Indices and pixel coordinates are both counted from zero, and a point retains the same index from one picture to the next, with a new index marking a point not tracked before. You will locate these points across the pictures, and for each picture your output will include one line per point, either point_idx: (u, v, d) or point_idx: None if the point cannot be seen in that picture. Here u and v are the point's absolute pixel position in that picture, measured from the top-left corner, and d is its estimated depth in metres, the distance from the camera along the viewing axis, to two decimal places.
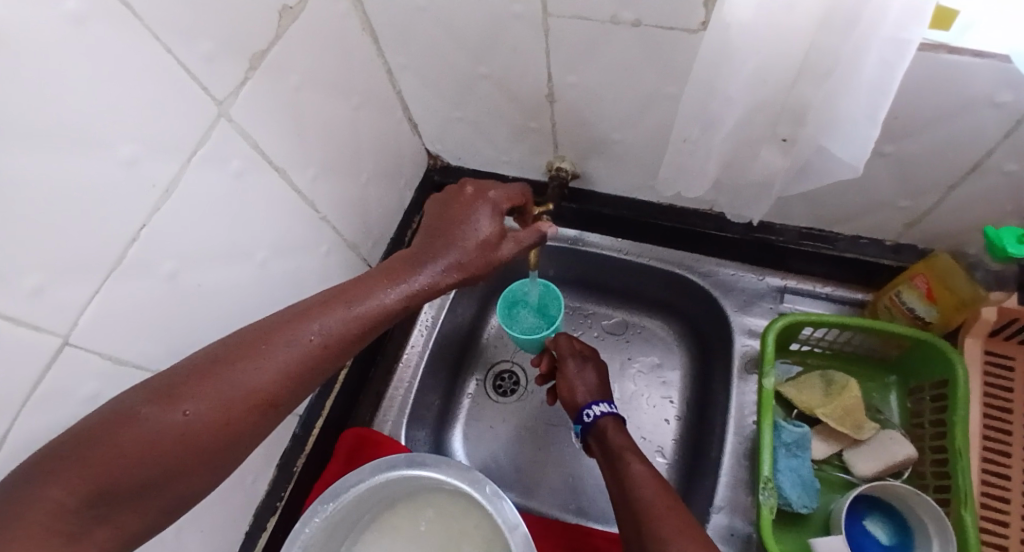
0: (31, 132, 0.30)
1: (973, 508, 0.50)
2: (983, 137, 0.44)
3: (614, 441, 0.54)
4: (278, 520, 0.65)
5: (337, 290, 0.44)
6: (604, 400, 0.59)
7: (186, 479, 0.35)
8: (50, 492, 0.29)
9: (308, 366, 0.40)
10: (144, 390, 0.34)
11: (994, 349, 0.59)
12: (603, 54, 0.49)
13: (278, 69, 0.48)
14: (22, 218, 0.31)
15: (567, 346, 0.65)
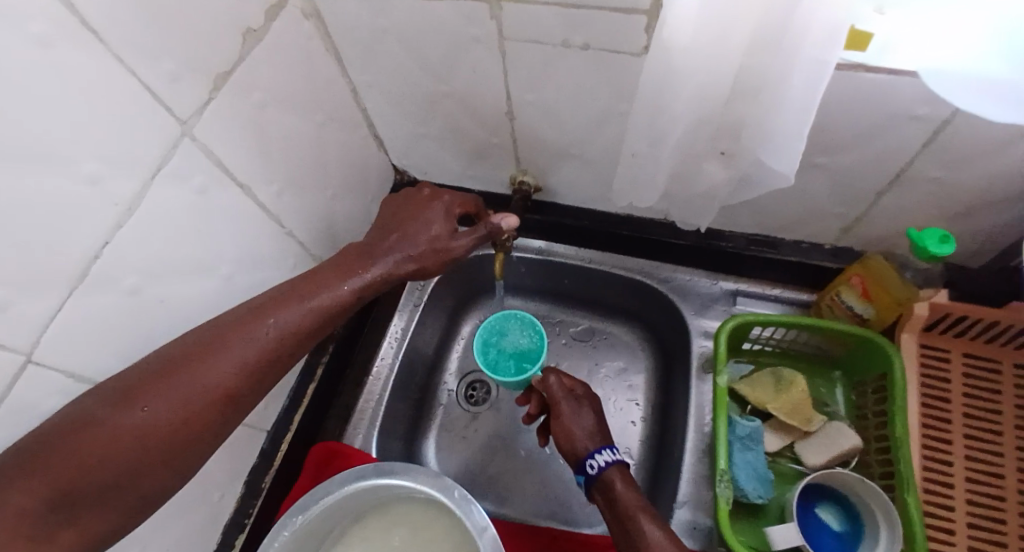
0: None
1: (914, 491, 0.54)
2: (900, 149, 0.49)
3: (625, 500, 0.50)
4: (247, 537, 0.64)
5: (292, 285, 0.47)
6: (608, 446, 0.55)
7: (150, 475, 0.36)
8: (13, 499, 0.29)
9: (267, 359, 0.42)
10: (101, 393, 0.35)
11: (930, 342, 0.64)
12: (556, 74, 0.52)
13: (241, 89, 0.49)
14: None
15: (557, 385, 0.61)
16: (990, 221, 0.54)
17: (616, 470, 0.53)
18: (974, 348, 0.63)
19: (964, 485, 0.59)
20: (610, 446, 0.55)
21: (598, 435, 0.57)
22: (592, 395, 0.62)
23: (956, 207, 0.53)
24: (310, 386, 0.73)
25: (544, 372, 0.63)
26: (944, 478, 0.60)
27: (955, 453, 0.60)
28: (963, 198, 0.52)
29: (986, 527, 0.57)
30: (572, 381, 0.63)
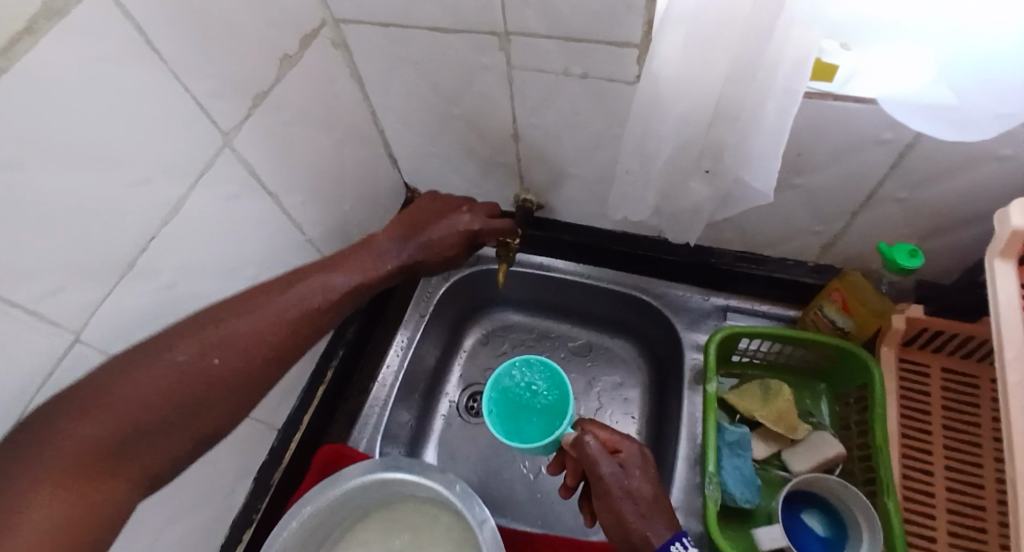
0: (66, 154, 0.35)
1: (895, 495, 0.56)
2: (872, 171, 0.53)
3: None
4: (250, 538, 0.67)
5: (327, 261, 0.55)
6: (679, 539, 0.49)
7: (202, 416, 0.42)
8: (81, 429, 0.35)
9: (306, 323, 0.49)
10: (166, 337, 0.42)
11: (909, 357, 0.67)
12: (557, 99, 0.58)
13: (273, 107, 0.54)
14: (55, 227, 0.35)
15: (597, 451, 0.54)
16: (961, 240, 0.58)
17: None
18: (950, 363, 0.66)
19: (944, 495, 0.61)
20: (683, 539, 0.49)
21: (653, 515, 0.51)
22: (639, 457, 0.55)
23: (927, 225, 0.58)
24: (319, 387, 0.77)
25: (580, 434, 0.55)
26: (925, 487, 0.62)
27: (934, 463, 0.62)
28: (931, 217, 0.56)
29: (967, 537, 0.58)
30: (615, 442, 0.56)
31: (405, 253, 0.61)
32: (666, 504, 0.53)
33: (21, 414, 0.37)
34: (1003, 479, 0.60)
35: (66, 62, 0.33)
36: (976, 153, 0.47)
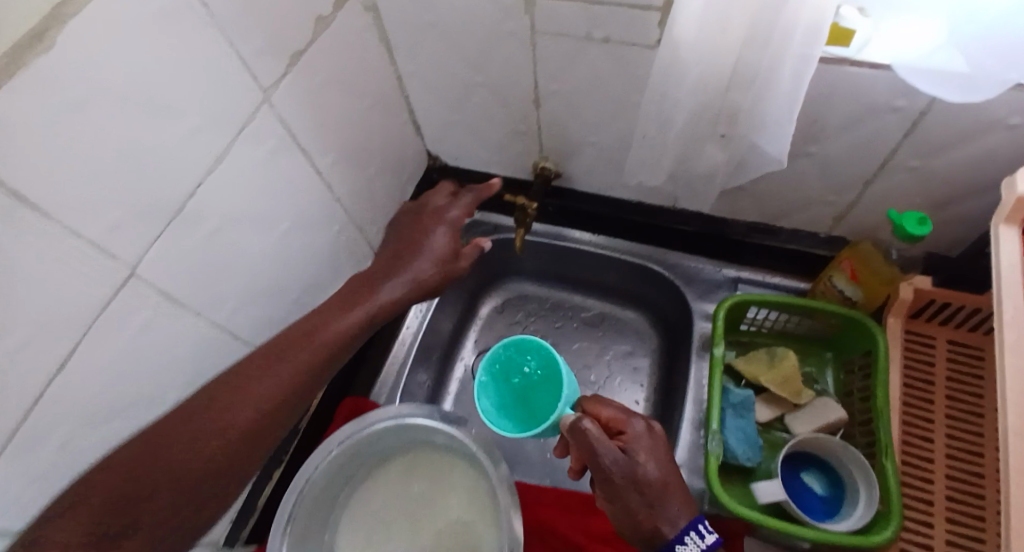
0: (126, 96, 0.37)
1: (893, 456, 0.57)
2: (888, 139, 0.55)
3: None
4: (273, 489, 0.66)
5: (294, 333, 0.50)
6: (696, 528, 0.46)
7: (188, 513, 0.41)
8: (55, 537, 0.34)
9: (274, 410, 0.45)
10: (133, 446, 0.39)
11: (915, 329, 0.68)
12: (579, 65, 0.59)
13: (310, 68, 0.55)
14: (117, 165, 0.37)
15: (599, 439, 0.48)
16: (974, 211, 0.59)
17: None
18: (958, 336, 0.67)
19: (943, 461, 0.61)
20: (701, 524, 0.46)
21: (665, 506, 0.47)
22: (647, 438, 0.51)
23: (940, 195, 0.59)
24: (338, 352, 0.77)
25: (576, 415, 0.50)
26: (925, 453, 0.62)
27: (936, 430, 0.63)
28: (943, 187, 0.57)
29: (966, 503, 0.58)
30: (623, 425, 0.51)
31: (397, 289, 0.58)
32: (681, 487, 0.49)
33: (77, 346, 0.38)
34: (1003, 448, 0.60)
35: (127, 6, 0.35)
36: (990, 119, 0.48)
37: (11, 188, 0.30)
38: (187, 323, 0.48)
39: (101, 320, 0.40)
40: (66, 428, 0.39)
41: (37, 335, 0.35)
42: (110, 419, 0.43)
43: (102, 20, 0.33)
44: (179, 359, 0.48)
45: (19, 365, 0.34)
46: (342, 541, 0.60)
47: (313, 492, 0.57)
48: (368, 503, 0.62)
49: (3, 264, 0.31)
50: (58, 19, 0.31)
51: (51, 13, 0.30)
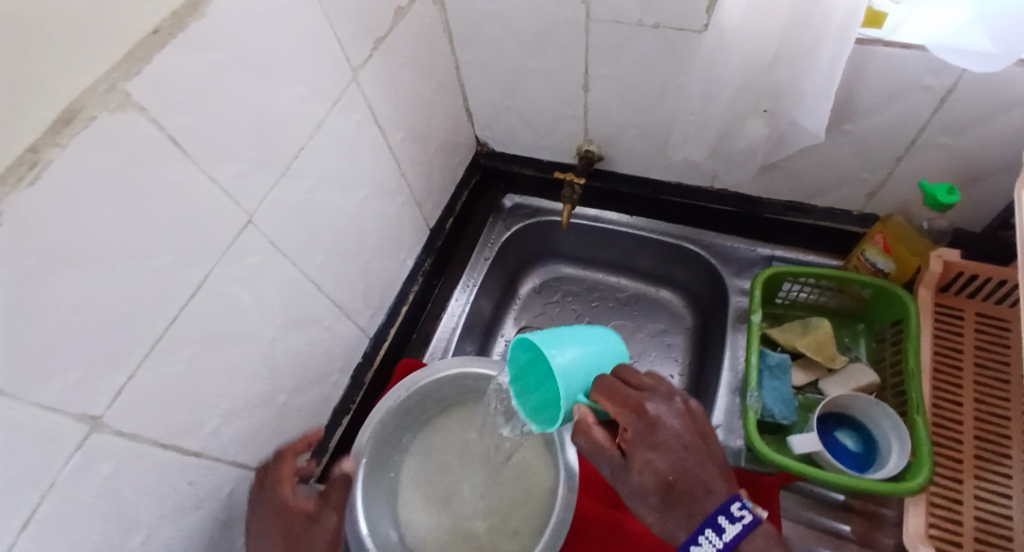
0: (255, 63, 0.44)
1: (924, 413, 0.61)
2: (918, 116, 0.59)
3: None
4: (344, 432, 0.70)
5: None
6: (714, 525, 0.40)
7: None
8: None
9: None
10: None
11: (945, 302, 0.70)
12: (629, 51, 0.65)
13: (390, 53, 0.62)
14: (244, 122, 0.44)
15: (597, 446, 0.44)
16: (1002, 186, 0.62)
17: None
18: (985, 310, 0.69)
19: (972, 421, 0.62)
20: (722, 515, 0.40)
21: (671, 508, 0.41)
22: (660, 427, 0.43)
23: (969, 171, 0.63)
24: (404, 305, 0.80)
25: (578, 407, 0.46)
26: (954, 416, 0.63)
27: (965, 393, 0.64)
28: (971, 162, 0.61)
29: (994, 460, 0.60)
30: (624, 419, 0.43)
31: None
32: (704, 476, 0.42)
33: (208, 276, 0.45)
34: None
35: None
36: (1015, 96, 0.53)
37: (167, 132, 0.38)
38: (287, 271, 0.54)
39: (228, 253, 0.46)
40: (195, 345, 0.45)
41: (181, 260, 0.42)
42: (228, 347, 0.49)
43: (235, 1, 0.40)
44: (280, 303, 0.55)
45: (168, 281, 0.41)
46: (405, 480, 0.64)
47: (381, 431, 0.62)
48: (427, 445, 0.66)
49: (160, 194, 0.39)
50: None
51: None
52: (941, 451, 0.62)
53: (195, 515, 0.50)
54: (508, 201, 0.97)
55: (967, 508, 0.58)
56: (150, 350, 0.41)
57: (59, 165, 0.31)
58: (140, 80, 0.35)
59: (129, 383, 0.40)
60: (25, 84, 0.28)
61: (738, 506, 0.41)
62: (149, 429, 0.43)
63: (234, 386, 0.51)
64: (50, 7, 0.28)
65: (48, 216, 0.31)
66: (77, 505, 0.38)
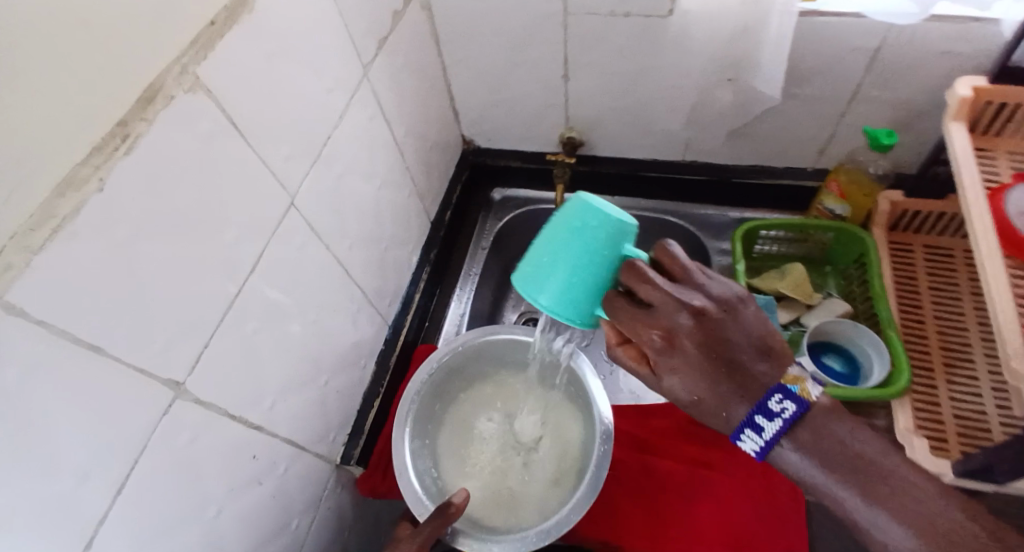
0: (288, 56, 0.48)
1: (896, 328, 0.69)
2: (855, 75, 0.69)
3: (815, 477, 0.38)
4: (374, 414, 0.74)
5: None
6: (752, 425, 0.39)
7: None
8: None
9: None
10: None
11: (897, 239, 0.79)
12: (604, 39, 0.73)
13: (391, 52, 0.68)
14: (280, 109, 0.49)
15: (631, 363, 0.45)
16: (928, 128, 0.73)
17: (783, 438, 0.39)
18: (931, 239, 0.78)
19: (936, 335, 0.71)
20: (759, 415, 0.39)
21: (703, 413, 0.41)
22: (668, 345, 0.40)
23: (902, 119, 0.73)
24: (416, 295, 0.85)
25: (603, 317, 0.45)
26: (921, 333, 0.72)
27: (926, 311, 0.73)
28: (901, 111, 0.72)
29: (960, 365, 0.68)
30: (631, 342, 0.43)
31: None
32: (730, 382, 0.40)
33: (262, 254, 0.48)
34: (983, 320, 0.71)
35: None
36: (930, 47, 0.63)
37: (227, 112, 0.42)
38: (321, 253, 0.58)
39: (276, 233, 0.50)
40: (252, 320, 0.48)
41: (240, 235, 0.45)
42: (276, 324, 0.52)
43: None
44: (316, 283, 0.58)
45: (230, 254, 0.44)
46: (442, 450, 0.67)
47: (420, 402, 0.65)
48: (460, 414, 0.70)
49: (223, 170, 0.43)
50: None
51: None
52: (916, 362, 0.70)
53: (258, 489, 0.52)
54: (497, 194, 1.03)
55: (945, 407, 0.65)
56: (221, 320, 0.44)
57: (147, 138, 0.35)
58: (208, 64, 0.40)
59: (204, 351, 0.43)
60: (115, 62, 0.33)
61: (774, 399, 0.39)
62: (220, 400, 0.46)
63: (282, 363, 0.54)
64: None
65: (139, 184, 0.35)
66: (164, 471, 0.40)
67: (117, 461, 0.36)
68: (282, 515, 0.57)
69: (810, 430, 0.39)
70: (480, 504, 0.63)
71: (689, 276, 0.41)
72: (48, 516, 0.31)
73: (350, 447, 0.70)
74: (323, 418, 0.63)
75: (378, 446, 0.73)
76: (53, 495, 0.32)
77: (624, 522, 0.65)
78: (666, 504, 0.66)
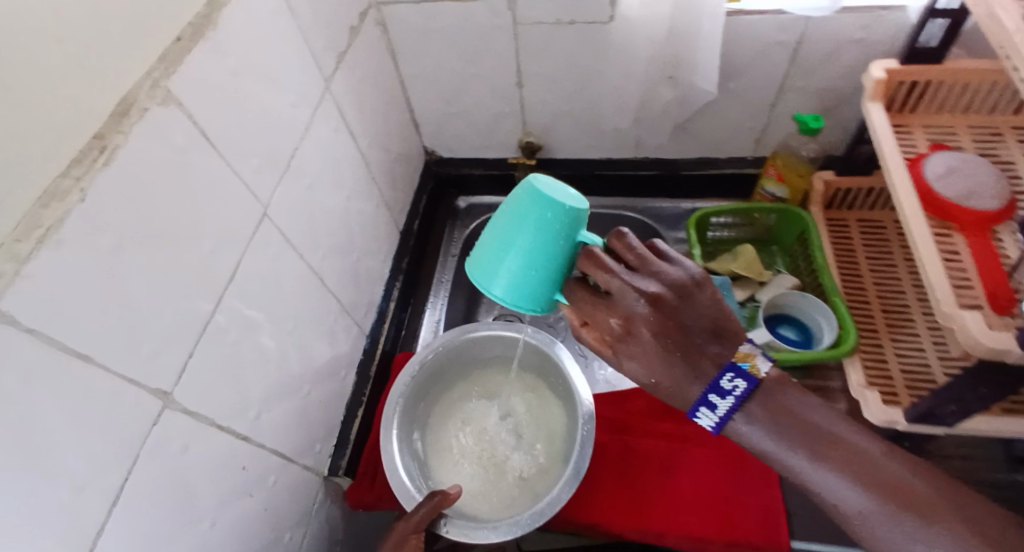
0: (249, 70, 0.50)
1: (839, 294, 0.75)
2: (780, 67, 0.76)
3: (772, 449, 0.39)
4: (358, 423, 0.74)
5: None
6: (707, 404, 0.39)
7: None
8: None
9: None
10: None
11: (834, 216, 0.86)
12: (553, 47, 0.78)
13: (350, 67, 0.70)
14: (247, 121, 0.50)
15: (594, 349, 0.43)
16: (849, 112, 0.81)
17: (736, 413, 0.40)
18: (865, 216, 0.86)
19: (876, 298, 0.78)
20: (714, 393, 0.39)
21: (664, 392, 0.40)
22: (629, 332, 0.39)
23: (825, 105, 0.81)
24: (390, 303, 0.86)
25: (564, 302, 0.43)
26: (863, 298, 0.78)
27: (866, 279, 0.80)
28: (823, 98, 0.79)
29: (899, 323, 0.74)
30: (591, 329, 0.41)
31: None
32: (689, 362, 0.39)
33: (240, 263, 0.49)
34: (916, 281, 0.78)
35: (243, 5, 0.49)
36: (840, 39, 0.71)
37: (199, 125, 0.44)
38: (296, 262, 0.59)
39: (252, 243, 0.51)
40: (233, 330, 0.49)
41: (218, 245, 0.46)
42: (256, 333, 0.53)
43: (228, 16, 0.47)
44: (292, 292, 0.59)
45: (209, 264, 0.45)
46: (429, 450, 0.69)
47: (404, 405, 0.67)
48: (443, 415, 0.72)
49: (197, 180, 0.44)
50: (215, 7, 0.45)
51: (211, 3, 0.45)
52: (862, 324, 0.76)
53: (248, 502, 0.52)
54: (463, 202, 1.06)
55: (892, 362, 0.71)
56: (203, 329, 0.45)
57: (126, 148, 0.36)
58: (178, 79, 0.41)
59: (190, 360, 0.43)
60: (87, 79, 0.34)
61: (727, 378, 0.39)
62: (207, 410, 0.46)
63: (264, 372, 0.54)
64: (103, 12, 0.34)
65: (119, 195, 0.36)
66: (155, 483, 0.40)
67: (110, 473, 0.36)
68: (273, 529, 0.56)
69: (764, 407, 0.40)
70: (471, 496, 0.64)
71: (642, 260, 0.39)
72: (44, 527, 0.31)
73: (337, 458, 0.70)
74: (308, 429, 0.64)
75: (364, 455, 0.73)
76: (49, 506, 0.32)
77: (611, 501, 0.68)
78: (648, 478, 0.69)
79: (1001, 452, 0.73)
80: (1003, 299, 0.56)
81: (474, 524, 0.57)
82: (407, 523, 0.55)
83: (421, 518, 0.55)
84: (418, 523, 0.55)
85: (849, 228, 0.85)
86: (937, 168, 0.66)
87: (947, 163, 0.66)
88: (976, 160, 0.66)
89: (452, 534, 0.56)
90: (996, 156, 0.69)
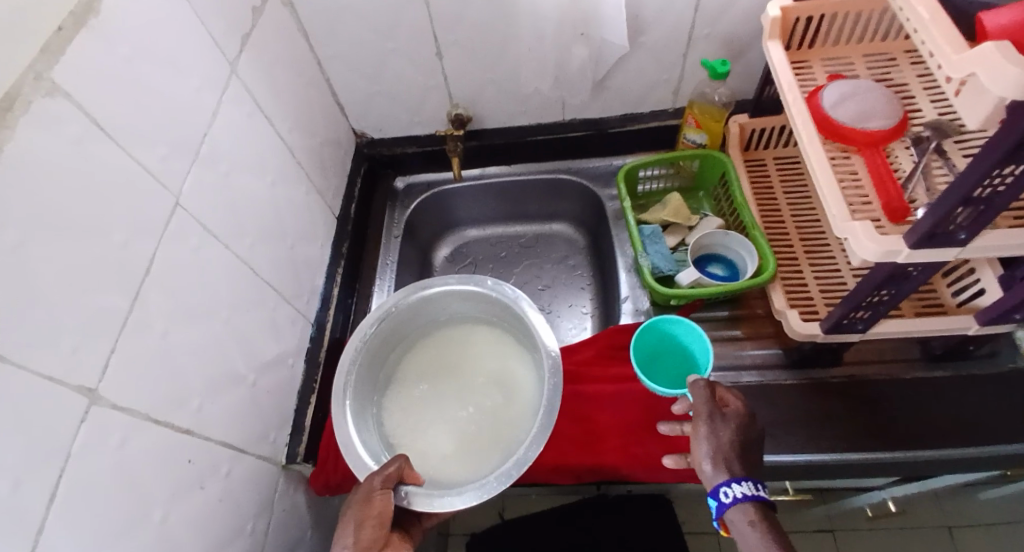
0: (146, 58, 0.49)
1: (759, 228, 0.80)
2: (687, 17, 0.79)
3: (749, 540, 0.49)
4: (314, 410, 0.74)
5: None
6: (756, 482, 0.53)
7: None
8: None
9: None
10: None
11: (752, 156, 0.91)
12: (467, 14, 0.78)
13: (258, 49, 0.68)
14: (148, 109, 0.49)
15: (705, 400, 0.58)
16: (753, 55, 0.85)
17: (745, 505, 0.51)
18: (780, 152, 0.91)
19: (795, 228, 0.83)
20: (759, 485, 0.53)
21: (731, 457, 0.54)
22: (734, 414, 0.58)
23: (732, 51, 0.85)
24: (334, 289, 0.85)
25: (692, 378, 0.62)
26: (783, 230, 0.84)
27: (784, 212, 0.85)
28: (729, 42, 0.83)
29: (815, 249, 0.80)
30: (703, 397, 0.59)
31: None
32: (754, 453, 0.57)
33: (157, 253, 0.49)
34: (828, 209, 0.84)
35: None
36: None
37: (94, 117, 0.42)
38: (221, 251, 0.59)
39: (166, 233, 0.50)
40: (163, 322, 0.49)
41: (130, 237, 0.46)
42: (192, 323, 0.53)
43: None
44: (219, 282, 0.58)
45: (125, 255, 0.45)
46: (389, 414, 0.71)
47: (358, 369, 0.69)
48: (403, 377, 0.74)
49: (99, 173, 0.43)
50: None
51: None
52: (785, 254, 0.81)
53: (200, 494, 0.52)
54: (401, 182, 1.06)
55: (812, 285, 0.77)
56: (124, 323, 0.44)
57: (13, 143, 0.35)
58: (61, 69, 0.40)
59: (113, 355, 0.43)
60: None
61: (757, 487, 0.53)
62: (139, 404, 0.45)
63: (203, 365, 0.54)
64: None
65: (13, 190, 0.35)
66: (95, 480, 0.40)
67: (44, 466, 0.36)
68: (232, 518, 0.56)
69: (759, 510, 0.51)
70: (436, 447, 0.67)
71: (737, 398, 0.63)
72: None
73: (294, 445, 0.70)
74: (259, 418, 0.63)
75: (323, 441, 0.73)
76: None
77: (564, 443, 0.72)
78: (599, 421, 0.73)
79: (917, 355, 0.80)
80: (897, 210, 0.63)
81: (435, 493, 0.58)
82: (379, 477, 0.56)
83: (394, 471, 0.56)
84: (389, 477, 0.56)
85: (767, 166, 0.90)
86: (834, 96, 0.70)
87: (843, 89, 0.71)
88: (867, 84, 0.70)
89: (415, 505, 0.56)
90: (891, 80, 0.74)
